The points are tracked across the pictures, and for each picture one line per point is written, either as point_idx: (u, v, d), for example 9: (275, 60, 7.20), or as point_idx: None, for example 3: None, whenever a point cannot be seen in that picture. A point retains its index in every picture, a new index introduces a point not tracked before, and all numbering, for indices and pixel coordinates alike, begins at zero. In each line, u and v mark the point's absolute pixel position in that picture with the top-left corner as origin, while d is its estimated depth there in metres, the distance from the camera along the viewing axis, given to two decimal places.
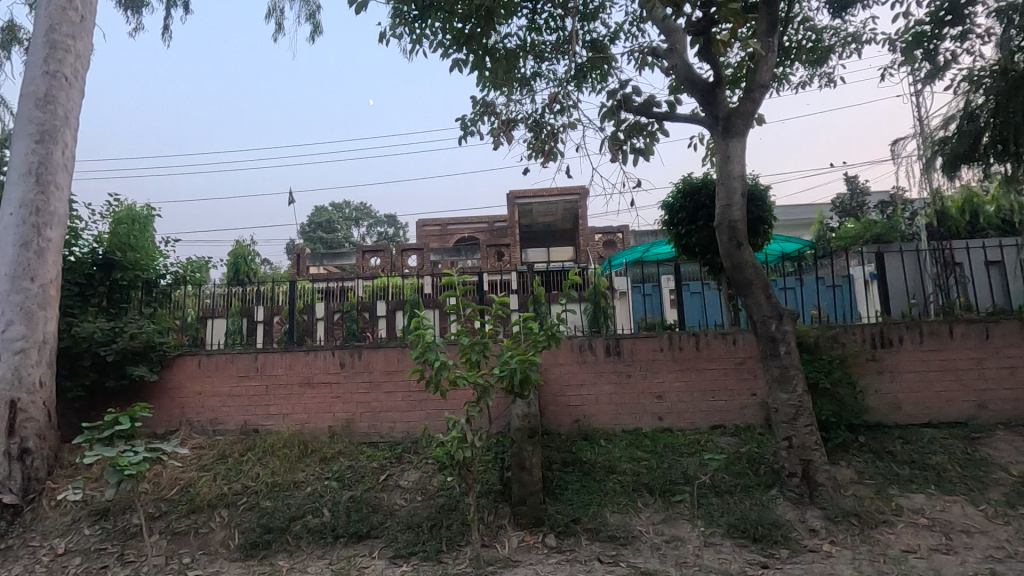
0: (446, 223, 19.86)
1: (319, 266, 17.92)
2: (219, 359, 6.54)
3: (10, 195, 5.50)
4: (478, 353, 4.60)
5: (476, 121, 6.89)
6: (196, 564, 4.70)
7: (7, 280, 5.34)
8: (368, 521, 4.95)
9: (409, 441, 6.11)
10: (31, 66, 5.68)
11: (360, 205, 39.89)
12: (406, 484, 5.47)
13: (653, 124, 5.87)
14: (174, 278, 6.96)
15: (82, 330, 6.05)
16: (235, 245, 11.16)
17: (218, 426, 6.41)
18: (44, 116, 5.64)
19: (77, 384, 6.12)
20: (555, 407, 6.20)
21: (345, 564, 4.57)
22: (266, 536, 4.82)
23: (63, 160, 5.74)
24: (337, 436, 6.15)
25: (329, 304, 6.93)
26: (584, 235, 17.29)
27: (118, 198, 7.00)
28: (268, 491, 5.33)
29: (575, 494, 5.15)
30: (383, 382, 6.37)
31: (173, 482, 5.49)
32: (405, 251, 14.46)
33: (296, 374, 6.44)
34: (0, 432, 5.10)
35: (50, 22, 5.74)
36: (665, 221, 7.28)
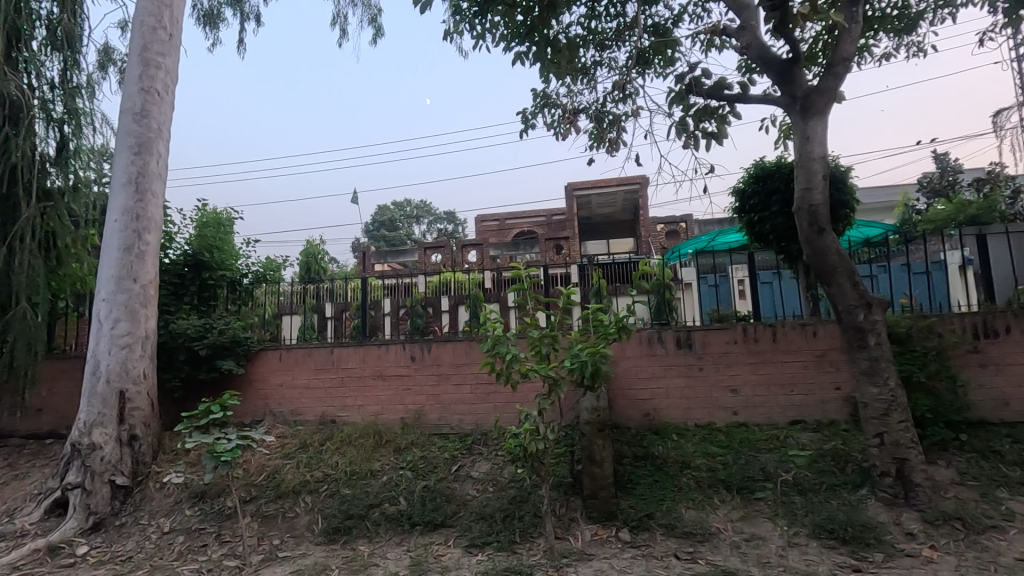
0: (504, 218, 19.96)
1: (383, 264, 18.49)
2: (298, 353, 6.87)
3: (113, 203, 5.98)
4: (548, 346, 4.59)
5: (536, 114, 6.83)
6: (285, 546, 4.94)
7: (114, 281, 5.82)
8: (443, 510, 5.08)
9: (478, 433, 6.21)
10: (129, 83, 6.15)
11: (420, 204, 40.81)
12: (476, 475, 5.56)
13: (723, 108, 5.62)
14: (255, 276, 7.38)
15: (177, 326, 6.53)
16: (306, 245, 11.70)
17: (298, 417, 6.74)
18: (141, 129, 6.10)
19: (174, 376, 6.61)
20: (624, 401, 6.10)
21: (422, 551, 4.68)
22: (347, 522, 5.03)
23: (158, 169, 6.19)
24: (409, 427, 6.33)
25: (396, 300, 7.31)
26: (645, 226, 16.90)
27: (204, 204, 7.50)
28: (348, 479, 5.56)
29: (647, 489, 5.06)
30: (452, 374, 6.49)
31: (260, 469, 5.83)
32: (466, 246, 14.65)
33: (370, 367, 6.67)
34: (112, 419, 5.60)
35: (143, 42, 6.20)
36: (735, 207, 6.97)
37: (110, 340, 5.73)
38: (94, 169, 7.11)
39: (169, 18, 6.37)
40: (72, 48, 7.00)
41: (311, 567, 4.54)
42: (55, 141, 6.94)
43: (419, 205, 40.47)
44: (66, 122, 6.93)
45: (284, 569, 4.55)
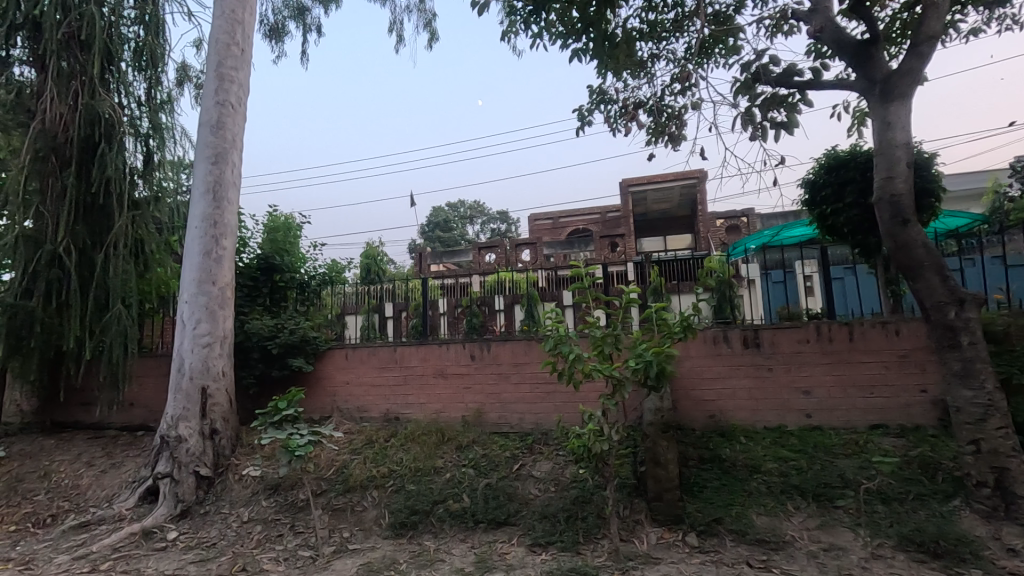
0: (557, 216, 19.86)
1: (439, 264, 18.80)
2: (362, 352, 7.08)
3: (194, 211, 6.37)
4: (610, 346, 4.52)
5: (593, 110, 6.67)
6: (354, 539, 5.10)
7: (195, 284, 6.20)
8: (506, 508, 5.10)
9: (539, 432, 6.21)
10: (206, 98, 6.53)
11: (473, 204, 41.26)
12: (538, 474, 5.56)
13: (794, 96, 5.35)
14: (321, 278, 7.69)
15: (252, 326, 6.88)
16: (366, 247, 12.07)
17: (364, 414, 6.96)
18: (218, 140, 6.46)
19: (249, 373, 6.96)
20: (688, 402, 5.93)
21: (487, 548, 4.72)
22: (413, 518, 5.14)
23: (233, 178, 6.54)
24: (470, 425, 6.40)
25: (451, 299, 7.31)
26: (704, 221, 16.38)
27: (274, 210, 7.90)
28: (412, 475, 5.69)
29: (715, 493, 4.89)
30: (511, 373, 6.51)
31: (330, 463, 6.05)
32: (520, 245, 14.68)
33: (431, 366, 6.79)
34: (196, 413, 5.98)
35: (218, 58, 6.57)
36: (805, 200, 6.63)
37: (193, 339, 6.11)
38: (175, 179, 7.60)
39: (241, 34, 6.71)
40: (155, 67, 7.52)
41: (380, 559, 4.65)
42: (142, 154, 7.47)
43: (472, 205, 40.96)
44: (151, 136, 7.46)
45: (354, 561, 4.69)
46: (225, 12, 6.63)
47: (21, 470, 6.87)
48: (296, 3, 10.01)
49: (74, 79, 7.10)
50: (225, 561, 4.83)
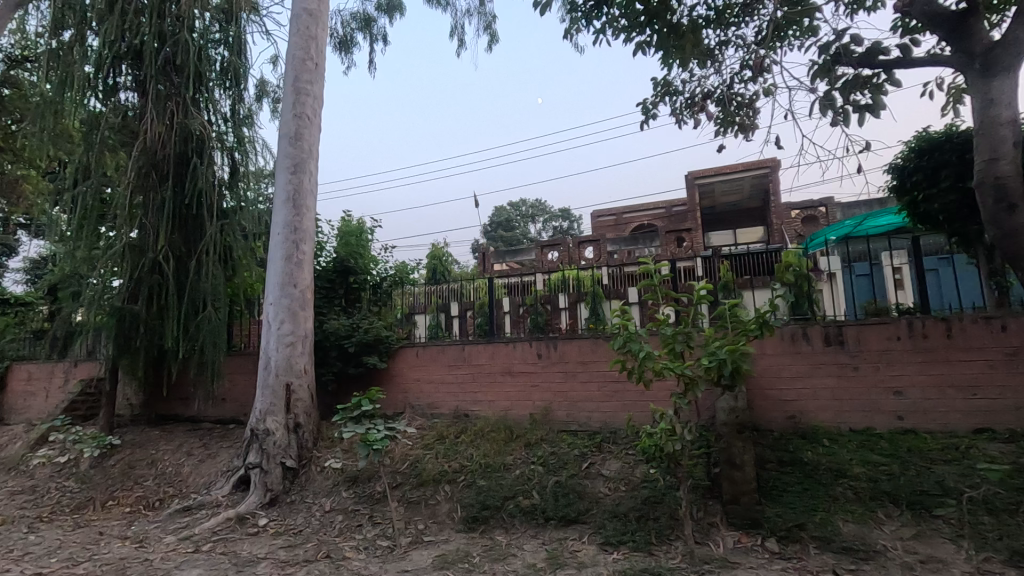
0: (620, 212, 19.52)
1: (502, 263, 18.97)
2: (432, 350, 7.29)
3: (276, 218, 6.78)
4: (681, 344, 4.42)
5: (657, 103, 6.43)
6: (428, 531, 5.27)
7: (278, 287, 6.60)
8: (576, 506, 5.11)
9: (607, 431, 6.16)
10: (285, 111, 6.93)
11: (534, 203, 41.34)
12: (608, 473, 5.52)
13: (878, 76, 5.00)
14: (391, 279, 7.99)
15: (330, 326, 7.26)
16: (432, 248, 12.41)
17: (435, 410, 7.17)
18: (296, 151, 6.84)
19: (328, 370, 7.34)
20: (764, 402, 5.68)
21: (558, 545, 4.75)
22: (484, 512, 5.25)
23: (311, 186, 6.91)
24: (538, 423, 6.45)
25: (515, 298, 7.23)
26: (778, 212, 15.58)
27: (348, 214, 8.28)
28: (483, 471, 5.80)
29: (796, 497, 4.68)
30: (579, 372, 6.50)
31: (404, 458, 6.28)
32: (582, 242, 14.52)
33: (498, 364, 6.90)
34: (282, 408, 6.39)
35: (295, 73, 6.95)
36: (893, 187, 6.18)
37: (277, 339, 6.52)
38: (256, 189, 8.14)
39: (315, 49, 7.07)
40: (238, 85, 8.09)
41: (454, 552, 4.77)
42: (228, 166, 8.06)
43: (534, 204, 41.08)
44: (237, 149, 8.04)
45: (429, 552, 4.84)
46: (300, 29, 7.02)
47: (132, 457, 7.60)
48: (363, 15, 10.43)
49: (169, 100, 7.73)
50: (311, 547, 5.12)
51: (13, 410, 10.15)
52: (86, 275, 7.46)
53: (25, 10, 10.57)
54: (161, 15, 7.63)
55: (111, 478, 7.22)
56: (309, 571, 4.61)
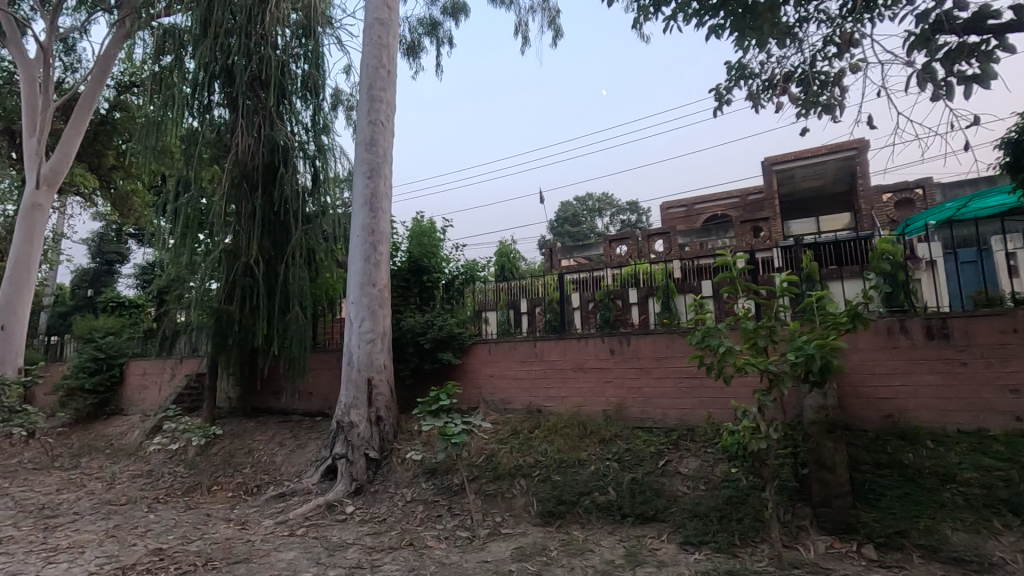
0: (691, 202, 18.83)
1: (569, 259, 18.86)
2: (504, 347, 7.40)
3: (355, 221, 7.11)
4: (765, 339, 4.21)
5: (732, 87, 5.77)
6: (506, 523, 5.36)
7: (359, 286, 6.92)
8: (654, 503, 5.03)
9: (684, 429, 5.99)
10: (361, 118, 7.24)
11: (601, 196, 40.79)
12: (686, 471, 5.39)
13: (987, 43, 4.51)
14: (463, 277, 8.17)
15: (407, 323, 7.55)
16: (500, 246, 12.57)
17: (508, 405, 7.27)
18: (372, 156, 7.13)
19: (405, 366, 7.63)
20: (857, 400, 5.33)
21: (636, 542, 4.69)
22: (560, 507, 5.28)
23: (386, 189, 7.19)
24: (612, 419, 6.39)
25: (585, 293, 7.18)
26: (867, 196, 14.49)
27: (420, 215, 8.55)
28: (557, 466, 5.82)
29: (896, 502, 4.37)
30: (653, 368, 6.37)
31: (480, 451, 6.41)
32: (652, 235, 14.17)
33: (571, 360, 6.89)
34: (364, 401, 6.71)
35: (369, 81, 7.25)
36: (1005, 165, 5.55)
37: (358, 336, 6.84)
38: (335, 194, 8.58)
39: (387, 56, 7.34)
40: (316, 96, 8.57)
41: (531, 545, 4.83)
42: (310, 174, 8.57)
43: (601, 198, 40.62)
44: (318, 157, 8.55)
45: (508, 544, 4.92)
46: (373, 39, 7.31)
47: (232, 446, 8.24)
48: (429, 20, 10.70)
49: (256, 114, 8.28)
50: (395, 535, 5.35)
51: (130, 401, 11.27)
52: (188, 279, 8.13)
53: (132, 40, 11.68)
54: (248, 35, 8.18)
55: (215, 465, 7.87)
56: (395, 557, 4.82)
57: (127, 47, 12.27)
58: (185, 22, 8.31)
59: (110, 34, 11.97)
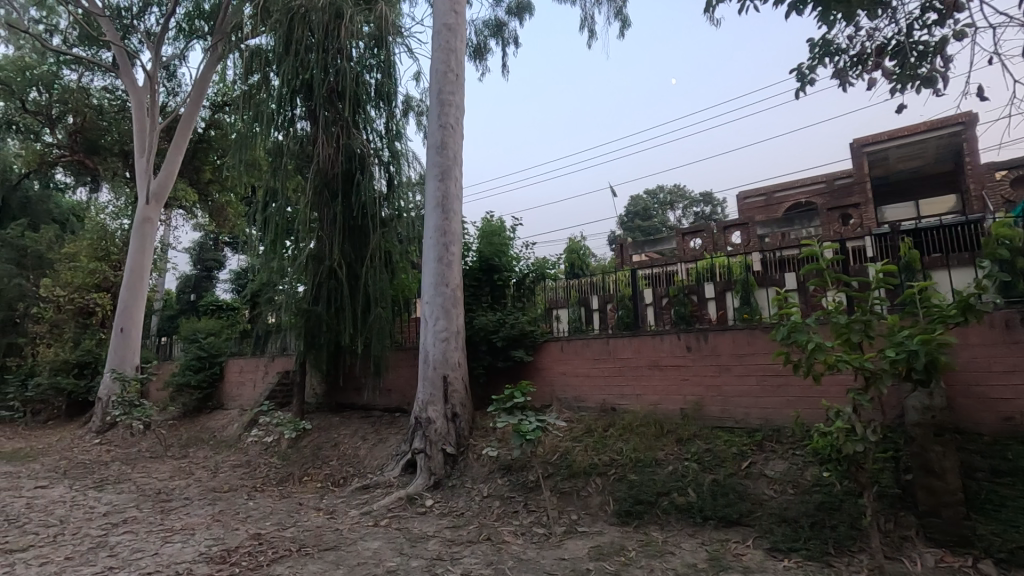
0: (771, 190, 17.81)
1: (641, 255, 18.40)
2: (576, 344, 7.35)
3: (428, 223, 7.30)
4: (859, 334, 3.92)
5: (816, 66, 5.39)
6: (582, 522, 5.33)
7: (433, 286, 7.11)
8: (737, 506, 4.82)
9: (769, 429, 5.69)
10: (431, 122, 7.44)
11: (673, 188, 39.52)
12: (772, 474, 5.13)
13: None
14: (533, 275, 8.19)
15: (479, 322, 7.69)
16: (570, 243, 12.50)
17: (581, 403, 7.22)
18: (442, 159, 7.31)
19: (479, 364, 7.77)
20: (969, 401, 4.83)
21: (719, 546, 4.51)
22: (638, 507, 5.18)
23: (457, 191, 7.35)
24: (690, 418, 6.19)
25: (657, 289, 7.01)
26: (976, 175, 13.09)
27: (489, 214, 8.68)
28: (633, 465, 5.71)
29: (1019, 515, 3.94)
30: (733, 365, 6.11)
31: (554, 449, 6.42)
32: (729, 227, 13.55)
33: (645, 357, 6.74)
34: (441, 398, 6.90)
35: (438, 87, 7.43)
36: None
37: (434, 334, 7.04)
38: (408, 198, 8.96)
39: (454, 60, 7.49)
40: (389, 104, 8.95)
41: (609, 544, 4.78)
42: (385, 179, 8.97)
43: (674, 189, 39.40)
44: (392, 163, 8.95)
45: (585, 543, 4.89)
46: (441, 44, 7.48)
47: (320, 440, 8.74)
48: (495, 21, 10.81)
49: (335, 125, 8.72)
50: (474, 529, 5.46)
51: (229, 396, 12.20)
52: (278, 282, 8.66)
53: (224, 62, 12.62)
54: (326, 50, 8.60)
55: (305, 457, 8.38)
56: (474, 551, 4.92)
57: (220, 69, 13.27)
58: (269, 43, 8.86)
59: (205, 58, 13.00)
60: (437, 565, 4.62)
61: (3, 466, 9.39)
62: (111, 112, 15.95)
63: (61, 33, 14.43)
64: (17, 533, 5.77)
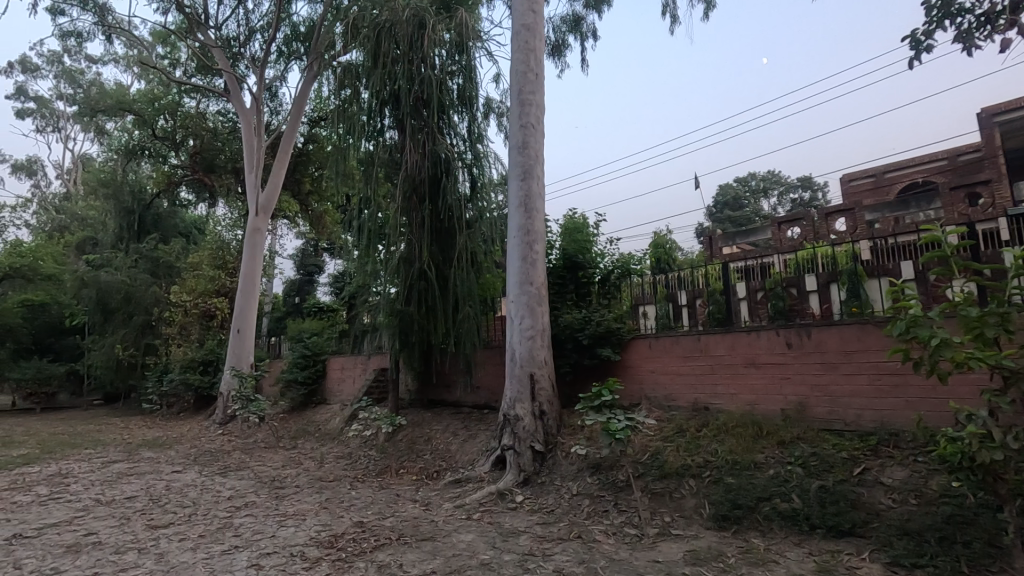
0: (881, 171, 16.28)
1: (732, 247, 17.49)
2: (666, 341, 7.13)
3: (511, 223, 7.39)
4: (995, 329, 3.49)
5: (933, 30, 4.87)
6: (676, 524, 5.16)
7: (518, 285, 7.19)
8: (850, 516, 4.46)
9: (885, 433, 5.22)
10: (512, 123, 7.51)
11: (767, 175, 37.22)
12: (889, 482, 4.70)
13: None
14: (618, 271, 8.05)
15: (565, 320, 7.68)
16: (655, 237, 12.15)
17: (672, 402, 7.00)
18: (524, 158, 7.36)
19: (566, 362, 7.76)
20: None
21: (830, 557, 4.19)
22: (735, 512, 4.92)
23: (539, 190, 7.38)
24: (792, 419, 5.81)
25: (751, 282, 6.63)
26: None
27: (572, 212, 8.65)
28: (730, 468, 5.46)
29: None
30: (840, 364, 5.65)
31: (644, 449, 6.27)
32: (831, 213, 12.57)
33: (740, 355, 6.40)
34: (528, 396, 6.97)
35: (519, 87, 7.50)
36: None
37: (520, 332, 7.12)
38: (491, 199, 9.14)
39: (534, 60, 7.52)
40: (471, 108, 9.17)
41: (706, 549, 4.60)
42: (469, 181, 9.21)
43: (767, 176, 37.13)
44: (475, 165, 9.17)
45: (679, 546, 4.74)
46: (520, 45, 7.53)
47: (414, 434, 9.14)
48: (572, 16, 10.72)
49: (421, 132, 9.08)
50: (564, 526, 5.47)
51: (331, 392, 13.07)
52: (372, 285, 9.11)
53: (318, 79, 13.52)
54: (411, 60, 8.94)
55: (400, 451, 8.79)
56: (565, 548, 4.93)
57: (315, 86, 14.21)
58: (359, 58, 9.34)
59: (302, 77, 13.98)
60: (528, 560, 4.67)
61: (147, 452, 10.66)
62: (224, 133, 17.60)
63: (182, 66, 16.12)
64: (160, 512, 6.53)
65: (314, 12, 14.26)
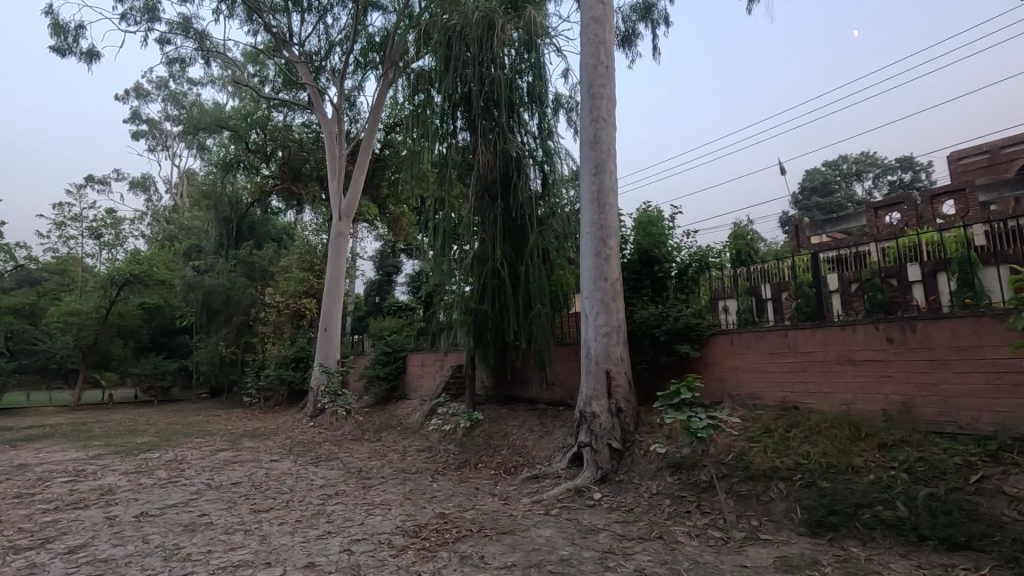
0: (997, 147, 14.63)
1: (821, 236, 16.34)
2: (749, 337, 6.79)
3: (584, 218, 7.32)
4: None
5: None
6: (764, 529, 4.92)
7: (592, 282, 7.12)
8: (966, 528, 4.07)
9: (1007, 438, 4.70)
10: (583, 118, 7.44)
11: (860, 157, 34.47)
12: (1013, 492, 4.24)
13: None
14: (696, 265, 7.77)
15: (641, 316, 7.52)
16: (735, 228, 11.62)
17: (757, 401, 6.66)
18: (596, 153, 7.27)
19: (642, 359, 7.59)
20: None
21: (943, 572, 3.84)
22: (831, 518, 4.63)
23: (612, 184, 7.28)
24: (895, 421, 5.37)
25: (844, 274, 6.22)
26: None
27: (647, 205, 8.47)
28: (824, 471, 5.13)
29: None
30: (951, 361, 5.15)
31: (728, 448, 6.02)
32: (938, 196, 11.45)
33: (833, 352, 5.99)
34: (604, 393, 6.90)
35: (589, 81, 7.41)
36: None
37: (595, 329, 7.05)
38: (563, 195, 9.13)
39: (604, 52, 7.41)
40: (541, 105, 9.20)
41: (798, 555, 4.36)
42: (540, 178, 9.25)
43: (861, 158, 34.38)
44: (545, 162, 9.19)
45: (769, 551, 4.52)
46: (590, 38, 7.44)
47: (491, 429, 9.29)
48: (642, 4, 10.44)
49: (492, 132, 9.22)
50: (644, 526, 5.36)
51: (411, 387, 13.59)
52: (448, 284, 9.35)
53: (393, 86, 14.03)
54: (481, 62, 9.08)
55: (478, 445, 8.98)
56: (645, 547, 4.84)
57: (391, 93, 14.77)
58: (431, 64, 9.59)
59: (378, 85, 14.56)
60: (608, 558, 4.63)
61: (248, 442, 11.58)
62: (310, 144, 18.69)
63: (270, 82, 17.27)
64: (261, 497, 7.07)
65: (388, 21, 14.78)
